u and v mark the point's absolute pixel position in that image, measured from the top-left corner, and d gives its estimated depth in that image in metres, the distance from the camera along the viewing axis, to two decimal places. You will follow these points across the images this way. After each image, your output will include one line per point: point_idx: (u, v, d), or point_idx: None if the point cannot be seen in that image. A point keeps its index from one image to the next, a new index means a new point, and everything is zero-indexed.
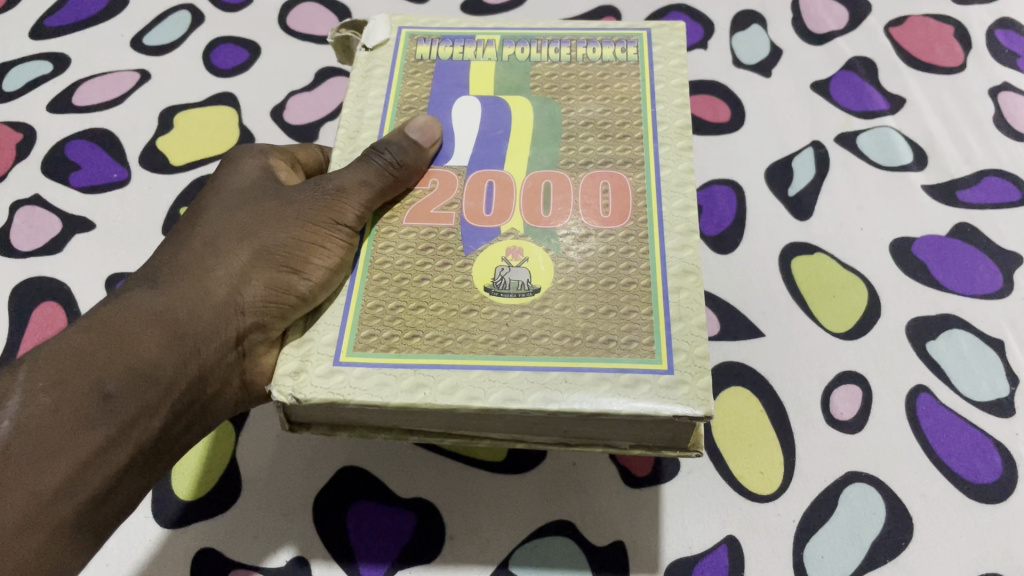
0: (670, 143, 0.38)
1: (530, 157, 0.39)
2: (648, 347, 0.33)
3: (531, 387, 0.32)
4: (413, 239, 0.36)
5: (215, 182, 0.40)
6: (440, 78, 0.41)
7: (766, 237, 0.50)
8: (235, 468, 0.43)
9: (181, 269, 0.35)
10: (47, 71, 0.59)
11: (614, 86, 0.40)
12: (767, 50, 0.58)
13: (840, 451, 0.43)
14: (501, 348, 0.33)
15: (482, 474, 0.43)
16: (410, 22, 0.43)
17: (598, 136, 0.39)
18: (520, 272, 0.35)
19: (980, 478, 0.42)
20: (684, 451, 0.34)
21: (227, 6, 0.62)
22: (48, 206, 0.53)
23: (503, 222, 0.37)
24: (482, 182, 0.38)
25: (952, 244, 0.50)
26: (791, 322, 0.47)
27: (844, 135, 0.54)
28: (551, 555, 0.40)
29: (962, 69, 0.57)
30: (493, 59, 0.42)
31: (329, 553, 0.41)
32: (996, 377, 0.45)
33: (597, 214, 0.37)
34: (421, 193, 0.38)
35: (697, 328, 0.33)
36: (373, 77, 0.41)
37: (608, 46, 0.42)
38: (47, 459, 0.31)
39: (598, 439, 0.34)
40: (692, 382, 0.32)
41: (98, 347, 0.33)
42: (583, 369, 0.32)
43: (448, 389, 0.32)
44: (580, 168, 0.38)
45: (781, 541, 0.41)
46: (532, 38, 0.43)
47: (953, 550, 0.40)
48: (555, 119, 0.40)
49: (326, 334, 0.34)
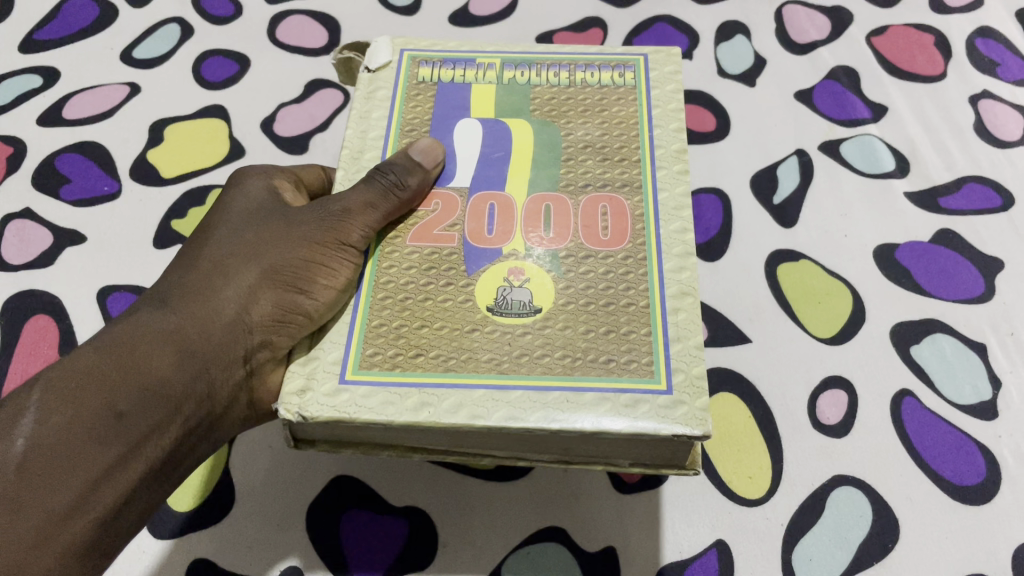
0: (667, 167, 0.39)
1: (530, 181, 0.39)
2: (647, 367, 0.33)
3: (533, 406, 0.32)
4: (417, 258, 0.37)
5: (222, 201, 0.40)
6: (442, 101, 0.42)
7: (751, 244, 0.51)
8: (236, 477, 0.43)
9: (190, 290, 0.36)
10: (37, 84, 0.59)
11: (613, 110, 0.41)
12: (751, 59, 0.59)
13: (826, 455, 0.44)
14: (504, 367, 0.34)
15: (483, 488, 0.43)
16: (412, 44, 0.44)
17: (597, 159, 0.40)
18: (523, 292, 0.36)
19: (964, 480, 0.43)
20: (682, 470, 0.35)
21: (216, 18, 0.62)
22: (39, 219, 0.53)
23: (505, 243, 0.37)
24: (484, 204, 0.38)
25: (934, 250, 0.51)
26: (778, 328, 0.48)
27: (828, 144, 0.55)
28: (542, 562, 0.41)
29: (941, 77, 0.58)
30: (493, 82, 0.43)
31: (323, 562, 0.41)
32: (979, 380, 0.46)
33: (596, 236, 0.37)
34: (424, 214, 0.38)
35: (695, 349, 0.34)
36: (375, 98, 0.42)
37: (605, 71, 0.43)
38: (58, 479, 0.31)
39: (599, 457, 0.35)
40: (691, 402, 0.32)
41: (111, 365, 0.33)
42: (583, 389, 0.33)
43: (453, 408, 0.32)
44: (579, 191, 0.39)
45: (769, 544, 0.41)
46: (532, 62, 0.43)
47: (938, 551, 0.41)
48: (555, 142, 0.40)
49: (332, 353, 0.34)
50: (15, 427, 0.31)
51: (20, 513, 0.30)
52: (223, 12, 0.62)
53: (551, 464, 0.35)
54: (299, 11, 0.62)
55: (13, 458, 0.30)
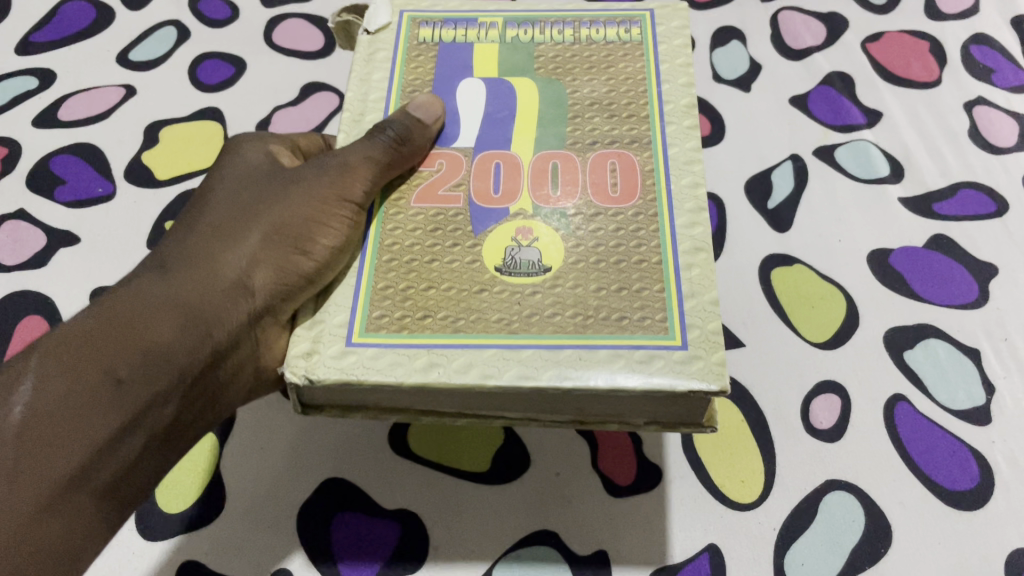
0: (677, 122, 0.39)
1: (537, 138, 0.39)
2: (661, 323, 0.34)
3: (544, 364, 0.33)
4: (420, 219, 0.37)
5: (209, 176, 0.40)
6: (443, 62, 0.42)
7: (745, 248, 0.51)
8: (223, 479, 0.43)
9: (184, 257, 0.35)
10: (34, 86, 0.59)
11: (619, 66, 0.41)
12: (747, 64, 0.59)
13: (821, 461, 0.44)
14: (513, 326, 0.34)
15: (477, 488, 0.43)
16: (412, 5, 0.44)
17: (603, 115, 0.40)
18: (531, 250, 0.36)
19: (957, 486, 0.43)
20: (697, 427, 0.34)
21: (214, 21, 0.62)
22: (33, 220, 0.53)
23: (511, 202, 0.37)
24: (490, 162, 0.39)
25: (928, 255, 0.51)
26: (771, 332, 0.48)
27: (823, 148, 0.55)
28: (534, 564, 0.41)
29: (937, 84, 0.58)
30: (496, 41, 0.43)
31: (312, 563, 0.41)
32: (973, 385, 0.46)
33: (606, 193, 0.37)
34: (426, 174, 0.39)
35: (710, 303, 0.34)
36: (375, 60, 0.42)
37: (611, 27, 0.43)
38: (59, 445, 0.31)
39: (613, 417, 0.35)
40: (707, 357, 0.32)
41: (111, 330, 0.33)
42: (596, 346, 0.33)
43: (463, 368, 0.33)
44: (586, 147, 0.39)
45: (762, 549, 0.41)
46: (535, 20, 0.43)
47: (932, 557, 0.41)
48: (561, 100, 0.40)
49: (337, 316, 0.35)
50: (15, 393, 0.31)
51: (21, 477, 0.30)
52: (221, 15, 0.62)
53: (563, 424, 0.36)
54: (296, 14, 0.63)
55: (12, 424, 0.30)
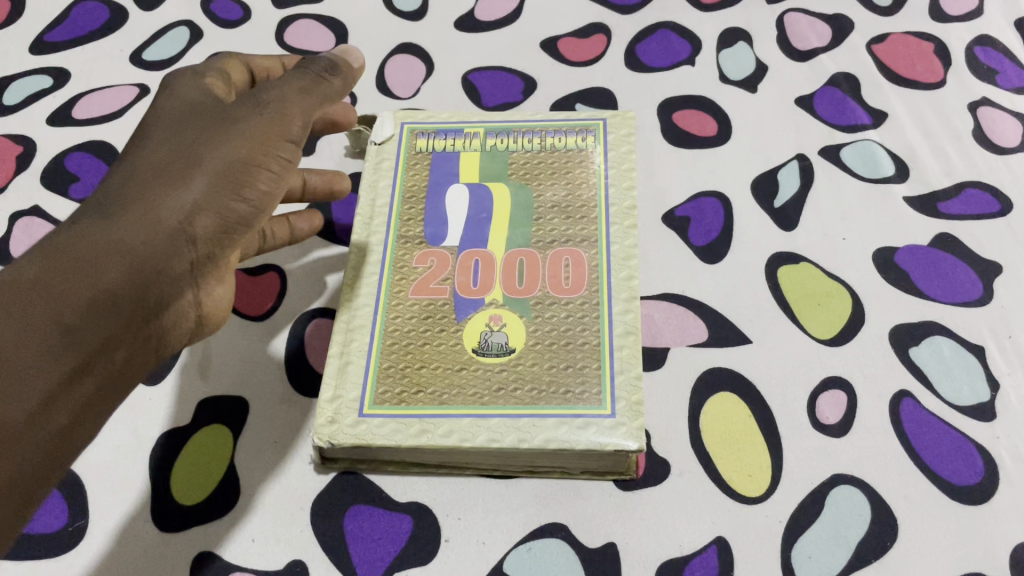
0: (619, 222, 0.49)
1: (508, 239, 0.49)
2: (597, 396, 0.43)
3: (508, 430, 0.42)
4: (417, 309, 0.46)
5: (155, 106, 0.40)
6: (436, 169, 0.52)
7: (752, 246, 0.51)
8: (236, 471, 0.44)
9: (115, 211, 0.35)
10: (48, 85, 0.60)
11: (575, 172, 0.51)
12: (753, 66, 0.60)
13: (827, 455, 0.44)
14: (484, 399, 0.43)
15: (489, 482, 0.43)
16: (410, 117, 0.54)
17: (562, 218, 0.49)
18: (500, 335, 0.45)
19: (962, 480, 0.43)
20: (623, 474, 0.43)
21: (226, 22, 0.63)
22: (48, 217, 0.54)
23: (486, 294, 0.47)
24: (470, 260, 0.48)
25: (933, 253, 0.51)
26: (778, 329, 0.48)
27: (828, 148, 0.55)
28: (545, 557, 0.41)
29: (942, 85, 0.59)
30: (478, 149, 0.53)
31: (325, 557, 0.42)
32: (977, 382, 0.47)
33: (560, 285, 0.47)
34: (421, 270, 0.48)
35: (635, 380, 0.43)
36: (382, 167, 0.52)
37: (571, 136, 0.53)
38: (21, 379, 0.31)
39: (555, 466, 0.43)
40: (630, 423, 0.42)
41: (54, 274, 0.33)
42: (547, 415, 0.42)
43: (445, 433, 0.42)
44: (547, 246, 0.48)
45: (769, 542, 0.42)
46: (510, 130, 0.53)
47: (936, 551, 0.41)
48: (528, 204, 0.50)
49: (352, 392, 0.43)
50: None
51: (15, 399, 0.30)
52: (233, 16, 0.63)
53: (517, 474, 0.44)
54: (306, 16, 0.63)
55: None
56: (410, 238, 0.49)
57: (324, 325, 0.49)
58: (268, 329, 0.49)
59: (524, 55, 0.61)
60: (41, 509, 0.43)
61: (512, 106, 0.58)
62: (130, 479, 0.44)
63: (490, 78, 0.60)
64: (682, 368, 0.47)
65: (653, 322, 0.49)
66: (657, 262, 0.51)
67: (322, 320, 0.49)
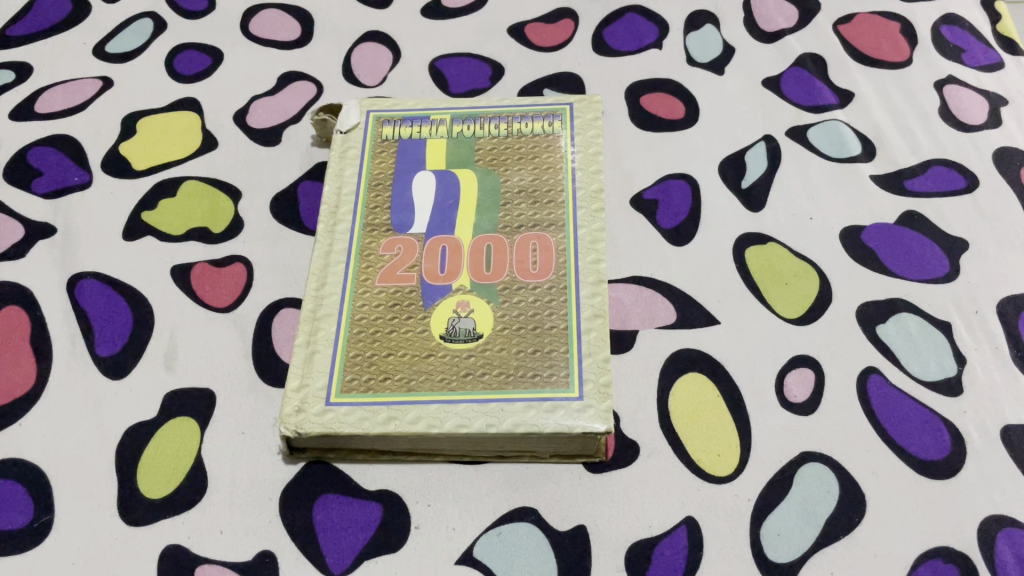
0: (586, 207, 0.49)
1: (475, 224, 0.49)
2: (564, 378, 0.43)
3: (475, 415, 0.42)
4: (384, 296, 0.46)
5: None
6: (402, 157, 0.52)
7: (720, 227, 0.51)
8: (201, 463, 0.44)
9: None
10: (10, 79, 0.59)
11: (542, 157, 0.51)
12: (720, 48, 0.60)
13: (795, 434, 0.44)
14: (453, 385, 0.43)
15: (459, 468, 0.43)
16: (376, 106, 0.54)
17: (529, 203, 0.49)
18: (467, 320, 0.45)
19: (929, 455, 0.44)
20: (591, 456, 0.43)
21: (190, 13, 0.62)
22: (10, 212, 0.53)
23: (453, 280, 0.47)
24: (438, 246, 0.48)
25: (900, 231, 0.51)
26: (745, 309, 0.48)
27: (795, 129, 0.56)
28: (515, 540, 0.41)
29: (907, 63, 0.59)
30: (444, 136, 0.52)
31: (296, 546, 0.41)
32: (944, 357, 0.47)
33: (527, 270, 0.47)
34: (388, 257, 0.48)
35: (602, 362, 0.43)
36: (348, 156, 0.52)
37: (537, 121, 0.53)
38: None
39: (524, 451, 0.43)
40: (597, 405, 0.42)
41: None
42: (515, 399, 0.42)
43: (412, 420, 0.41)
44: (514, 231, 0.48)
45: (738, 521, 0.42)
46: (477, 116, 0.53)
47: (904, 525, 0.42)
48: (496, 189, 0.50)
49: (319, 380, 0.43)
50: None
51: None
52: (196, 7, 0.63)
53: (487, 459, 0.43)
54: (271, 6, 0.63)
55: None
56: (377, 226, 0.49)
57: (291, 315, 0.48)
58: (234, 319, 0.48)
59: (491, 41, 0.61)
60: (7, 507, 0.43)
61: (479, 93, 0.58)
62: (97, 475, 0.43)
63: (457, 64, 0.59)
64: (650, 350, 0.47)
65: (622, 305, 0.49)
66: (624, 245, 0.51)
67: (288, 311, 0.48)
